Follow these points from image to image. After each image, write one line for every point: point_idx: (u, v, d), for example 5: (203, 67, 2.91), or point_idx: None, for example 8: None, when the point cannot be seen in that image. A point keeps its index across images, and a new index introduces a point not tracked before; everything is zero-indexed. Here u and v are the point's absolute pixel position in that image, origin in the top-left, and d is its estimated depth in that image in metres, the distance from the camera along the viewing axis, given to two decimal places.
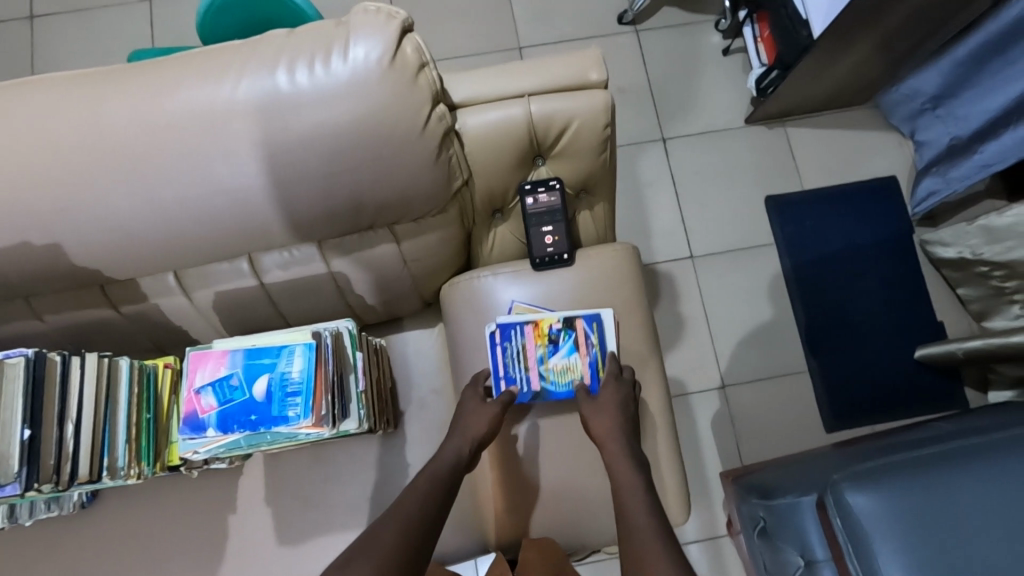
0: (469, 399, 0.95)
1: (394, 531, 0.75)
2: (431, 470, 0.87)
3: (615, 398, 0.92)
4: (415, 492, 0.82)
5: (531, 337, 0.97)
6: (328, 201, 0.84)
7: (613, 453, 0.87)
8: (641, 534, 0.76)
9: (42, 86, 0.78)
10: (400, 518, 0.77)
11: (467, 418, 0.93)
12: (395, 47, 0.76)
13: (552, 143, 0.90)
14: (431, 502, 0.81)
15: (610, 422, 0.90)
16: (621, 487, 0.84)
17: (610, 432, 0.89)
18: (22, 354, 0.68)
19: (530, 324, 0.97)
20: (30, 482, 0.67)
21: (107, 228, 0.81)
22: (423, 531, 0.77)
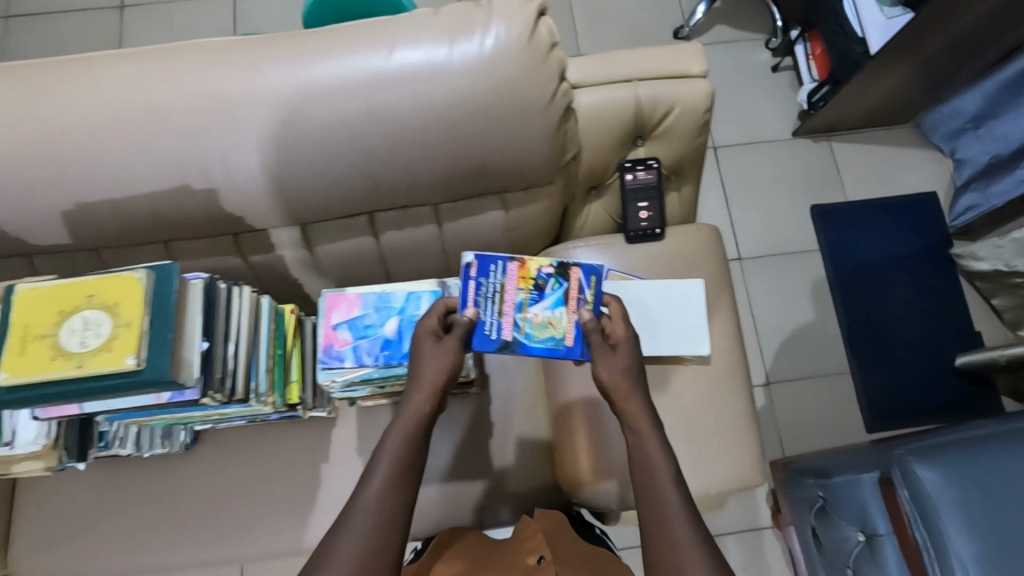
0: (424, 341, 0.83)
1: (357, 555, 0.68)
2: (390, 444, 0.76)
3: (630, 350, 0.86)
4: (371, 482, 0.74)
5: (514, 278, 0.90)
6: (454, 165, 0.92)
7: (634, 411, 0.81)
8: (674, 517, 0.71)
9: (210, 47, 0.87)
10: (364, 525, 0.70)
11: (420, 371, 0.81)
12: (532, 27, 0.85)
13: (654, 125, 0.98)
14: (398, 498, 0.73)
15: (623, 377, 0.82)
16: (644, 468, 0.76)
17: (626, 384, 0.82)
18: (199, 276, 0.75)
19: (516, 262, 0.90)
20: (205, 390, 0.73)
21: (256, 178, 0.89)
22: (390, 540, 0.71)
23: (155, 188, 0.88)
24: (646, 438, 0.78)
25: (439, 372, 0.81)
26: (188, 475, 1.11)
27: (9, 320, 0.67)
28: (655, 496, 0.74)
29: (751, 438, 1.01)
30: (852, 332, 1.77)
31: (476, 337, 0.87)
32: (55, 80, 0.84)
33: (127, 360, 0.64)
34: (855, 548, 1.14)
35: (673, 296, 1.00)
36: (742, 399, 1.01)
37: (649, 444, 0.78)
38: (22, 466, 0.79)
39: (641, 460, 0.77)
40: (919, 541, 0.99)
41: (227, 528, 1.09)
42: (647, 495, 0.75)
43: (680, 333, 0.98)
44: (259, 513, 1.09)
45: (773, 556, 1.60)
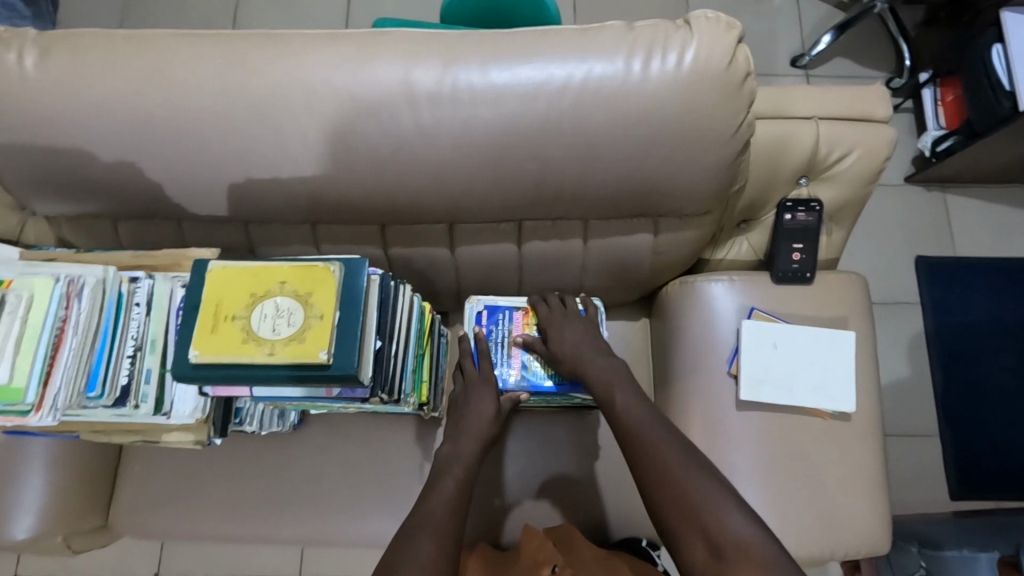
0: (475, 390, 0.96)
1: (433, 546, 0.72)
2: (450, 467, 0.86)
3: (562, 323, 0.95)
4: (438, 492, 0.81)
5: (519, 324, 1.00)
6: (621, 185, 0.89)
7: (585, 363, 0.88)
8: (661, 454, 0.74)
9: (397, 37, 0.85)
10: (433, 518, 0.76)
11: (471, 421, 0.93)
12: (732, 56, 0.82)
13: (826, 167, 0.95)
14: (459, 505, 0.80)
15: (577, 347, 0.91)
16: (623, 423, 0.79)
17: (575, 348, 0.91)
18: (377, 273, 0.74)
19: (520, 310, 1.00)
20: (373, 389, 0.72)
21: (420, 175, 0.87)
22: (454, 536, 0.75)
23: (321, 173, 0.87)
24: (614, 393, 0.83)
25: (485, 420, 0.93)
26: (292, 455, 1.12)
27: (201, 297, 0.67)
28: (640, 438, 0.76)
29: (880, 500, 0.97)
30: (946, 394, 1.70)
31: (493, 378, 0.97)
32: (238, 53, 0.83)
33: (320, 354, 0.63)
34: None
35: (819, 343, 0.99)
36: (874, 459, 0.98)
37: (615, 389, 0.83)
38: (172, 436, 0.79)
39: (616, 413, 0.81)
40: None
41: (327, 514, 1.10)
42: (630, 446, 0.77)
43: (824, 382, 0.98)
44: (360, 500, 1.10)
45: None
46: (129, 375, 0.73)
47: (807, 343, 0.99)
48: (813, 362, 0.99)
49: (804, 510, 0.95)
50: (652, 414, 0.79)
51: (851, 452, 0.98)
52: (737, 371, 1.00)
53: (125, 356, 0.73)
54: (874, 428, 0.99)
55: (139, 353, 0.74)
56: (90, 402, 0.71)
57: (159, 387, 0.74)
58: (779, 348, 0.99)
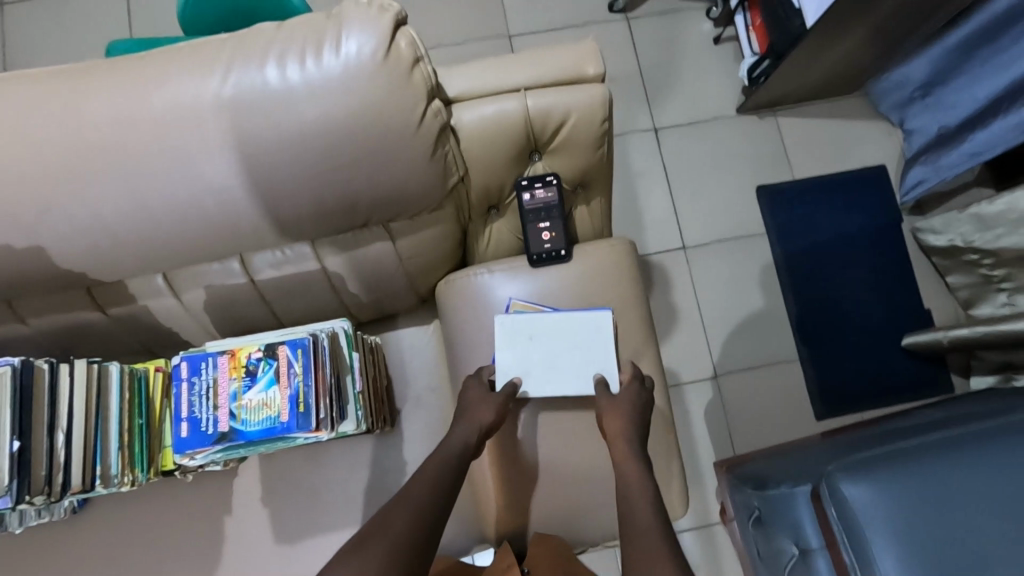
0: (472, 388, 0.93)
1: (384, 549, 0.67)
2: (430, 468, 0.81)
3: (631, 392, 0.92)
4: (408, 499, 0.75)
5: (226, 370, 0.77)
6: (323, 199, 0.82)
7: (619, 446, 0.87)
8: (644, 530, 0.74)
9: (16, 83, 0.74)
10: (400, 524, 0.71)
11: (472, 409, 0.90)
12: (389, 41, 0.74)
13: (549, 138, 0.89)
14: (439, 495, 0.77)
15: (623, 424, 0.89)
16: (627, 487, 0.82)
17: (626, 431, 0.89)
18: (8, 362, 0.66)
19: (226, 352, 0.78)
20: (20, 495, 0.65)
21: (89, 230, 0.78)
22: (420, 546, 0.70)
23: None
24: (624, 463, 0.85)
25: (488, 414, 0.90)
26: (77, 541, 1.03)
27: None
28: (631, 502, 0.79)
29: None
30: (801, 318, 1.72)
31: (191, 438, 0.75)
32: None
33: None
34: (791, 561, 1.10)
35: (580, 326, 0.96)
36: None
37: (629, 466, 0.85)
38: None
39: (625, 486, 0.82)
40: (848, 562, 0.95)
41: None
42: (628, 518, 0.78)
43: (588, 364, 0.95)
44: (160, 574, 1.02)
45: (724, 552, 1.58)
46: None
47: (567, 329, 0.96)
48: (573, 346, 0.96)
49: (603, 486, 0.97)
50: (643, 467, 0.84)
51: None
52: (496, 372, 0.96)
53: None
54: (656, 390, 0.98)
55: None
56: None
57: None
58: (539, 338, 0.96)
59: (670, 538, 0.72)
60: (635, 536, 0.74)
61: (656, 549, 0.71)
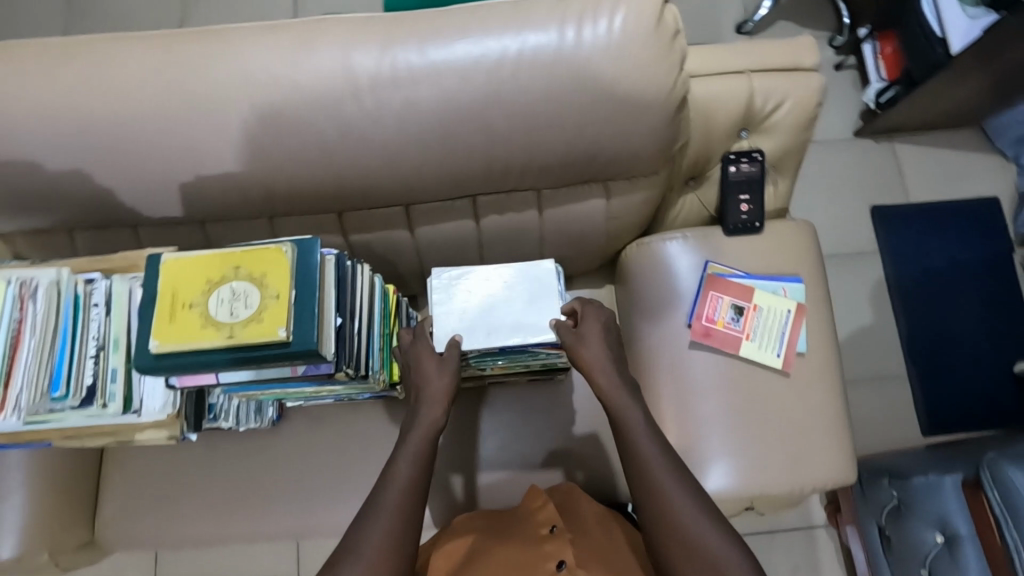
0: (428, 358, 0.86)
1: (381, 537, 0.77)
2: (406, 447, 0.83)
3: (593, 319, 0.89)
4: (393, 480, 0.81)
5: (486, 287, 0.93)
6: (568, 151, 0.92)
7: (608, 381, 0.86)
8: (663, 509, 0.79)
9: (334, 23, 0.86)
10: (387, 515, 0.78)
11: (427, 381, 0.85)
12: (658, 16, 0.85)
13: (762, 119, 0.98)
14: (421, 473, 0.82)
15: (599, 357, 0.87)
16: (637, 467, 0.82)
17: (598, 364, 0.86)
18: (332, 252, 0.76)
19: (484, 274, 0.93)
20: (339, 365, 0.74)
21: (369, 158, 0.89)
22: (408, 530, 0.79)
23: (272, 164, 0.89)
24: (636, 435, 0.83)
25: (441, 385, 0.85)
26: (271, 451, 1.12)
27: (156, 288, 0.68)
28: (647, 482, 0.81)
29: (840, 432, 1.02)
30: (911, 337, 1.76)
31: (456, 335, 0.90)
32: (173, 51, 0.84)
33: (279, 332, 0.65)
34: (933, 551, 1.14)
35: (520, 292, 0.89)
36: (830, 394, 1.03)
37: (636, 435, 0.83)
38: (145, 433, 0.79)
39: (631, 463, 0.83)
40: (1010, 545, 0.99)
41: (309, 505, 1.10)
42: (644, 502, 0.80)
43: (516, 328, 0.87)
44: (344, 489, 1.11)
45: (825, 555, 1.60)
46: (94, 374, 0.73)
47: (477, 292, 0.89)
48: (767, 305, 1.04)
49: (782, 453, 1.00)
50: (658, 441, 0.84)
51: (812, 392, 1.02)
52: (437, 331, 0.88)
53: (88, 358, 0.73)
54: (831, 365, 1.04)
55: (102, 353, 0.74)
56: (56, 403, 0.72)
57: (125, 384, 0.74)
58: (732, 301, 1.04)
59: (687, 522, 0.77)
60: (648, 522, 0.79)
61: (681, 544, 0.77)
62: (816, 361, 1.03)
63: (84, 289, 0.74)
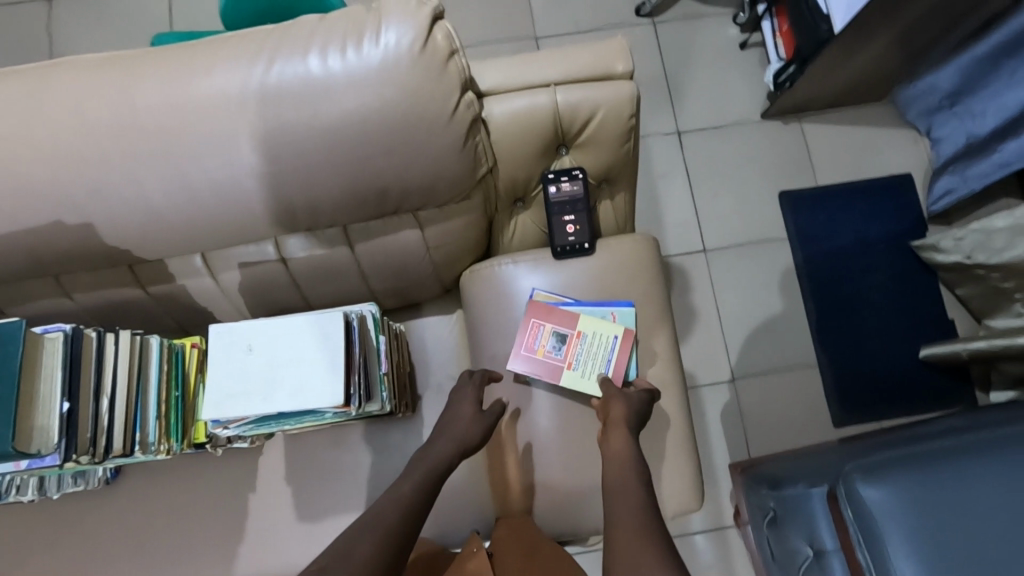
0: (465, 406, 0.96)
1: (371, 542, 0.73)
2: (405, 480, 0.84)
3: (640, 396, 0.93)
4: (393, 501, 0.80)
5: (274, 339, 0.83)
6: (358, 186, 0.85)
7: (615, 431, 0.88)
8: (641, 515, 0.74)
9: (72, 66, 0.78)
10: (366, 526, 0.75)
11: (461, 423, 0.93)
12: (426, 34, 0.77)
13: (576, 134, 0.91)
14: (419, 503, 0.81)
15: (625, 410, 0.90)
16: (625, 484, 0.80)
17: (621, 420, 0.89)
18: (60, 329, 0.69)
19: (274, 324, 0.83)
20: (68, 454, 0.68)
21: (135, 210, 0.82)
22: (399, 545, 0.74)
23: (26, 225, 0.81)
24: (623, 464, 0.83)
25: (469, 431, 0.93)
26: (106, 512, 1.07)
27: None
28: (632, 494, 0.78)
29: (684, 454, 0.98)
30: (821, 325, 1.71)
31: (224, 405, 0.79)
32: None
33: None
34: (804, 563, 1.11)
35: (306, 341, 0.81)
36: (674, 416, 0.98)
37: (624, 463, 0.83)
38: None
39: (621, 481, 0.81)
40: (863, 562, 0.95)
41: (148, 566, 1.05)
42: (622, 501, 0.77)
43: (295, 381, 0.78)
44: (184, 547, 1.06)
45: (737, 556, 1.57)
46: None
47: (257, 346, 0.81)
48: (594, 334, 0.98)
49: None
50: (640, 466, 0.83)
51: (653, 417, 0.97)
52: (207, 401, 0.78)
53: None
54: (674, 386, 0.99)
55: None
56: None
57: None
58: (554, 328, 0.98)
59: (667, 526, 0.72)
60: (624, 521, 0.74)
61: (638, 541, 0.70)
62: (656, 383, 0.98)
63: None
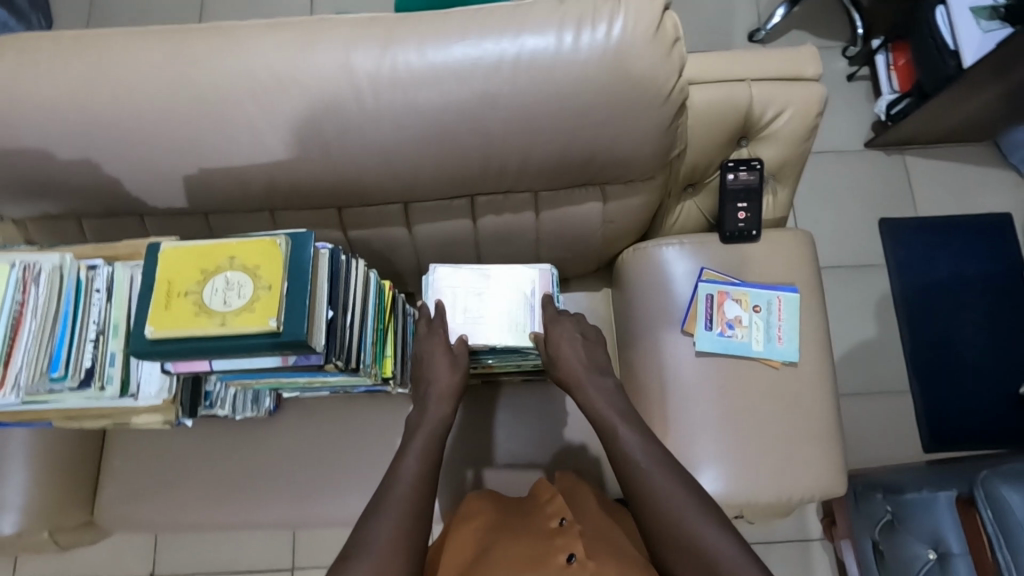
0: (440, 354, 0.92)
1: (391, 531, 0.75)
2: (409, 453, 0.84)
3: (564, 330, 0.93)
4: (395, 484, 0.80)
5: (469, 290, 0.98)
6: (567, 154, 0.93)
7: (586, 391, 0.91)
8: (670, 522, 0.76)
9: (337, 22, 0.88)
10: (392, 511, 0.77)
11: (437, 379, 0.91)
12: (658, 22, 0.85)
13: (762, 127, 0.98)
14: (423, 485, 0.81)
15: (575, 365, 0.91)
16: (643, 485, 0.80)
17: (578, 372, 0.91)
18: (326, 247, 0.77)
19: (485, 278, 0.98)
20: (329, 357, 0.75)
21: (369, 155, 0.91)
22: (418, 528, 0.77)
23: (275, 159, 0.91)
24: (633, 454, 0.83)
25: (450, 382, 0.91)
26: (266, 440, 1.14)
27: (154, 275, 0.70)
28: (650, 501, 0.79)
29: (829, 443, 1.02)
30: (914, 351, 1.75)
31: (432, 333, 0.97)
32: (185, 46, 0.86)
33: (270, 322, 0.66)
34: (924, 567, 1.12)
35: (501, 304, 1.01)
36: (823, 403, 1.03)
37: (632, 449, 0.84)
38: (141, 417, 0.81)
39: (630, 475, 0.82)
40: (1000, 563, 0.98)
41: (301, 495, 1.12)
42: (646, 504, 0.79)
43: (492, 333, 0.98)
44: (336, 481, 1.13)
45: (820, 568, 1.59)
46: (92, 357, 0.76)
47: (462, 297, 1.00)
48: (757, 314, 1.04)
49: (773, 463, 0.99)
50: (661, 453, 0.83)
51: (803, 402, 1.02)
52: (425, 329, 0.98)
53: (88, 341, 0.76)
54: (822, 374, 1.04)
55: (101, 338, 0.77)
56: (55, 383, 0.74)
57: (123, 367, 0.76)
58: (725, 303, 1.05)
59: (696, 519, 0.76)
60: (659, 528, 0.77)
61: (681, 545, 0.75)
62: (807, 370, 1.03)
63: (86, 275, 0.77)
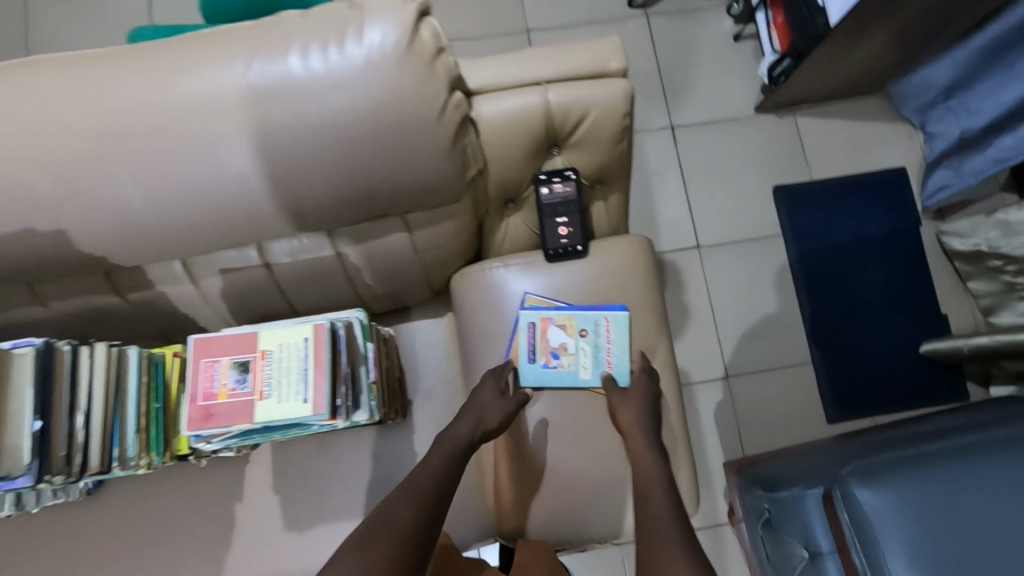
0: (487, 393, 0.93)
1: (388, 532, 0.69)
2: (403, 495, 0.75)
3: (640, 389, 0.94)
4: (408, 490, 0.76)
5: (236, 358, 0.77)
6: (344, 190, 0.81)
7: (635, 437, 0.89)
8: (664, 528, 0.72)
9: (39, 65, 0.74)
10: (400, 507, 0.73)
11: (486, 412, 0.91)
12: (412, 31, 0.73)
13: (568, 133, 0.88)
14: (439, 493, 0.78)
15: (633, 416, 0.91)
16: (652, 494, 0.79)
17: (635, 425, 0.90)
18: (31, 346, 0.71)
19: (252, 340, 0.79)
20: (40, 474, 0.70)
21: (110, 215, 0.78)
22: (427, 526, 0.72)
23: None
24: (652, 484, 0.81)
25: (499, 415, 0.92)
26: (88, 524, 1.04)
27: None
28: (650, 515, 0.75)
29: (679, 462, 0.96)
30: (815, 321, 1.70)
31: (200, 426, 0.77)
32: None
33: None
34: (800, 565, 1.09)
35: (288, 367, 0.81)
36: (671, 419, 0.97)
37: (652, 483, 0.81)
38: None
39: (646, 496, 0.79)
40: (860, 567, 0.94)
41: None
42: (644, 524, 0.74)
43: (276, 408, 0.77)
44: (170, 558, 1.03)
45: (732, 555, 1.56)
46: None
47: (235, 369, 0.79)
48: (584, 340, 0.98)
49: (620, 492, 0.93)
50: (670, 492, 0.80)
51: None
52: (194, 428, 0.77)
53: None
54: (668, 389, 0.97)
55: None
56: None
57: None
58: (550, 328, 0.98)
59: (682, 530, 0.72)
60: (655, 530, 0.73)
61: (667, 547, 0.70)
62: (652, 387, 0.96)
63: None
